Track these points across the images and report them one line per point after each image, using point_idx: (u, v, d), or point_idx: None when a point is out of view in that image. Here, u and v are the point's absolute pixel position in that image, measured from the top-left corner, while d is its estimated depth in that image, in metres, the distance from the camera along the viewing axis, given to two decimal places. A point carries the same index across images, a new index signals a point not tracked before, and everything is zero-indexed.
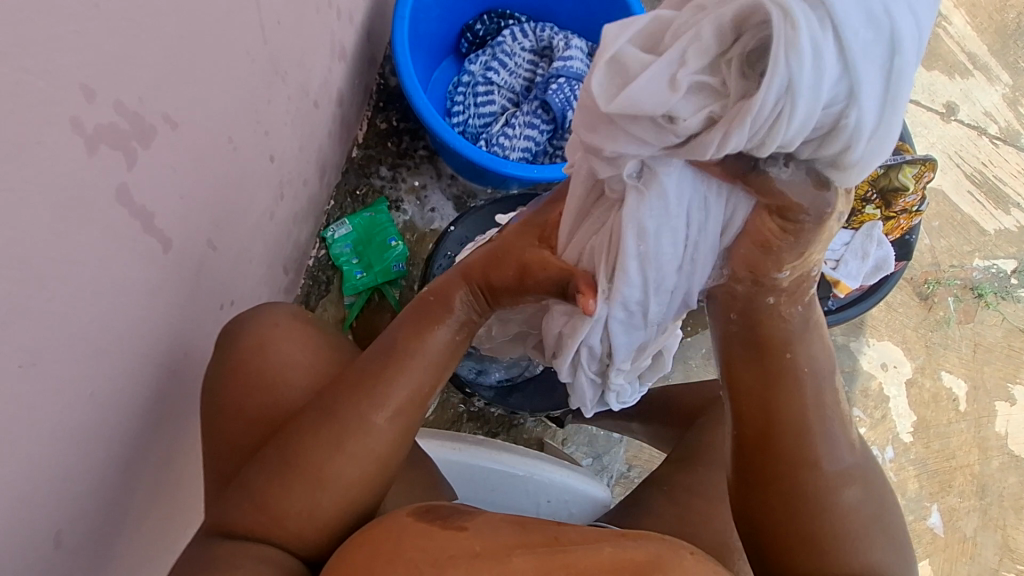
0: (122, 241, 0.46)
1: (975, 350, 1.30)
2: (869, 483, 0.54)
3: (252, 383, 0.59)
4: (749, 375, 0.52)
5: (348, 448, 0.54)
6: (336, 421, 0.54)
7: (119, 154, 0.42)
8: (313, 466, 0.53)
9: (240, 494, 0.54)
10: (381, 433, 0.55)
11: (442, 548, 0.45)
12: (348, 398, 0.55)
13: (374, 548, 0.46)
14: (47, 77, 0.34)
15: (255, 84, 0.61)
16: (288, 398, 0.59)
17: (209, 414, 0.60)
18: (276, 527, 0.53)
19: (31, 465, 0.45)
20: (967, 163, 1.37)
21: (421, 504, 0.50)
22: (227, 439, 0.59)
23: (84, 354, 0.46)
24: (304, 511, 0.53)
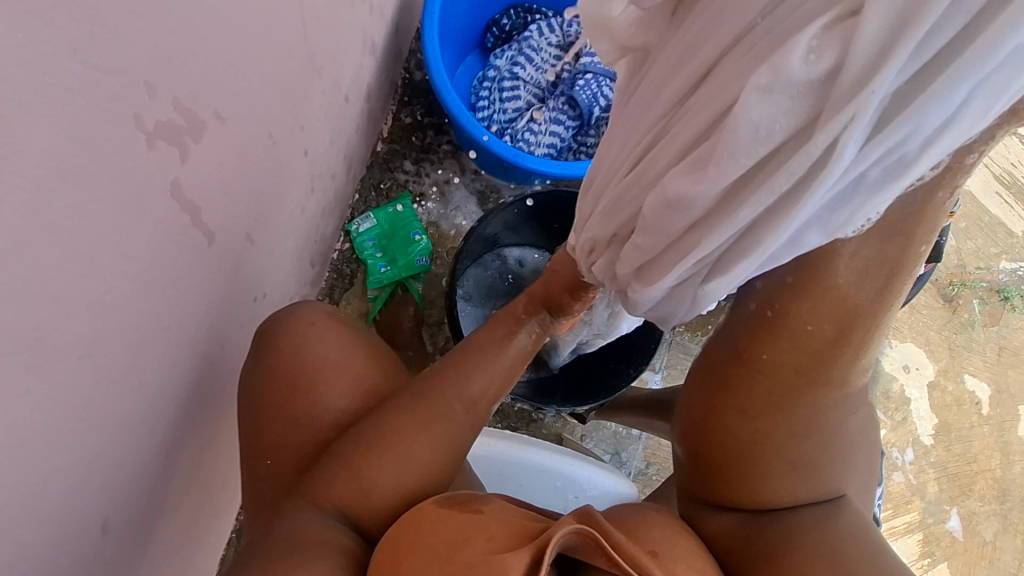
0: (173, 235, 0.46)
1: (1000, 354, 1.28)
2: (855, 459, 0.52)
3: (299, 371, 0.58)
4: (851, 279, 0.42)
5: (435, 428, 0.55)
6: (425, 403, 0.56)
7: (173, 149, 0.42)
8: (400, 442, 0.54)
9: (331, 473, 0.53)
10: (463, 415, 0.57)
11: (458, 531, 0.44)
12: (432, 388, 0.57)
13: (398, 538, 0.46)
14: (115, 75, 0.35)
15: (294, 79, 0.61)
16: (336, 396, 0.58)
17: (252, 411, 0.59)
18: (365, 503, 0.52)
19: (83, 453, 0.45)
20: (996, 163, 1.35)
21: (443, 493, 0.50)
22: (275, 439, 0.58)
23: (134, 346, 0.47)
24: (390, 486, 0.53)
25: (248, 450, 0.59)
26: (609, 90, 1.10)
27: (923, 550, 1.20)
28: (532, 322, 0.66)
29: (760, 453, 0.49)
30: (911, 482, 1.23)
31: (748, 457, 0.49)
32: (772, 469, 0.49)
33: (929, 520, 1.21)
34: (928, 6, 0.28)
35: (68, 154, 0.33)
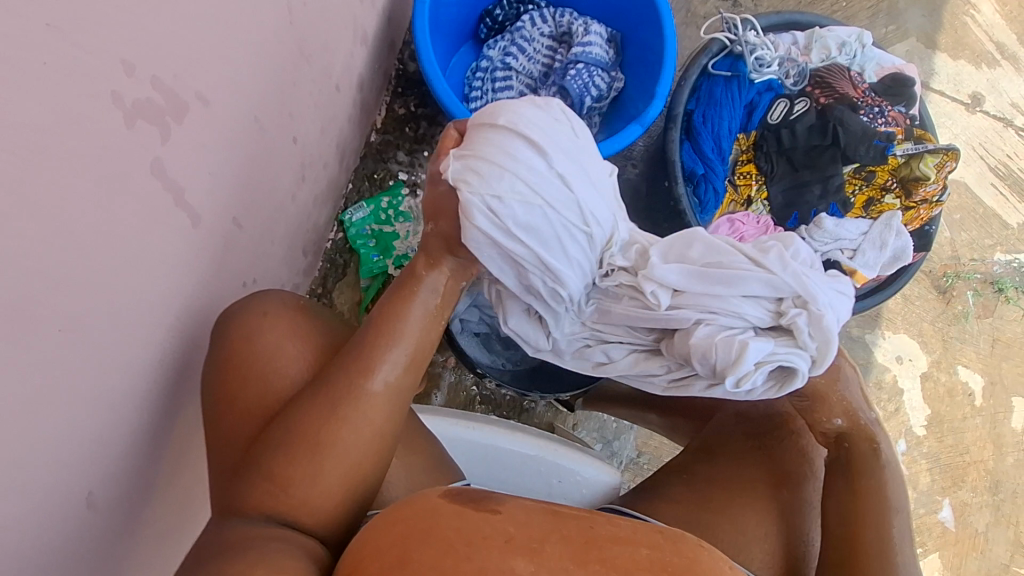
0: (156, 214, 0.47)
1: (993, 346, 1.29)
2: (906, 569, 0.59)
3: (244, 371, 0.61)
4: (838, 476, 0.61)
5: (340, 421, 0.56)
6: (328, 396, 0.56)
7: (154, 128, 0.43)
8: (310, 441, 0.55)
9: (253, 475, 0.56)
10: (371, 399, 0.57)
11: (474, 530, 0.47)
12: (343, 375, 0.57)
13: (408, 526, 0.47)
14: (93, 52, 0.36)
15: (281, 65, 0.62)
16: (278, 385, 0.60)
17: (210, 400, 0.62)
18: (288, 502, 0.55)
19: (68, 426, 0.47)
20: (991, 155, 1.35)
21: (452, 486, 0.51)
22: (228, 428, 0.61)
23: (117, 323, 0.48)
24: (307, 478, 0.55)
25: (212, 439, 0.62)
26: (601, 81, 1.10)
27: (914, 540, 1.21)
28: (435, 278, 0.60)
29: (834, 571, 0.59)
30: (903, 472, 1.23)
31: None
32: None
33: (920, 510, 1.22)
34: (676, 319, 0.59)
35: (46, 128, 0.34)
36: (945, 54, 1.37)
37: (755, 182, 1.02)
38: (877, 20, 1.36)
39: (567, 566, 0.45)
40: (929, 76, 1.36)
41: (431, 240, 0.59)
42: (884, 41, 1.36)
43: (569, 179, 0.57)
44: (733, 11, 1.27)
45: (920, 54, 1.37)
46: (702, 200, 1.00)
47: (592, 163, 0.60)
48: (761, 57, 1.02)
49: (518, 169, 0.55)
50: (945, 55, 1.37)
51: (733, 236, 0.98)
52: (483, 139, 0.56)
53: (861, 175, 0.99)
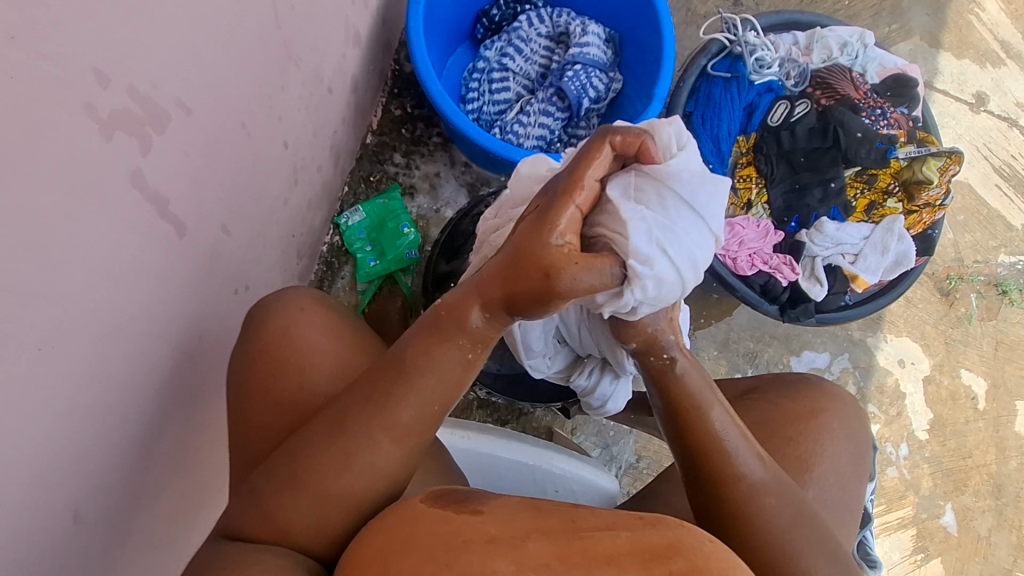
0: (137, 226, 0.46)
1: (997, 348, 1.27)
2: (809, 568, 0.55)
3: (279, 365, 0.60)
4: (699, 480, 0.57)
5: (352, 466, 0.53)
6: (344, 440, 0.53)
7: (133, 139, 0.42)
8: (316, 480, 0.53)
9: (253, 502, 0.55)
10: (384, 450, 0.54)
11: (456, 531, 0.45)
12: (363, 416, 0.54)
13: (388, 537, 0.46)
14: (62, 62, 0.34)
15: (268, 69, 0.61)
16: (313, 387, 0.60)
17: (237, 397, 0.61)
18: (285, 536, 0.53)
19: (48, 443, 0.46)
20: (996, 155, 1.33)
21: (435, 492, 0.51)
22: (250, 433, 0.60)
23: (99, 337, 0.47)
24: (311, 524, 0.53)
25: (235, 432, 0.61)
26: (598, 81, 1.08)
27: (916, 545, 1.20)
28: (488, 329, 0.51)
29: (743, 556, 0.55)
30: (905, 477, 1.22)
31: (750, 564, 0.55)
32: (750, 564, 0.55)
33: (923, 515, 1.21)
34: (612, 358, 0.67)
35: (14, 141, 0.33)
36: (949, 53, 1.35)
37: (755, 185, 1.00)
38: (880, 18, 1.34)
39: (548, 562, 0.41)
40: (933, 75, 1.34)
41: (502, 288, 0.49)
42: (887, 40, 1.34)
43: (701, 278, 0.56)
44: (733, 10, 1.25)
45: (924, 53, 1.35)
46: None
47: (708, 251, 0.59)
48: (761, 58, 1.01)
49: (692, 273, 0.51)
50: (949, 54, 1.35)
51: (733, 240, 0.97)
52: (674, 217, 0.49)
53: (862, 178, 0.98)
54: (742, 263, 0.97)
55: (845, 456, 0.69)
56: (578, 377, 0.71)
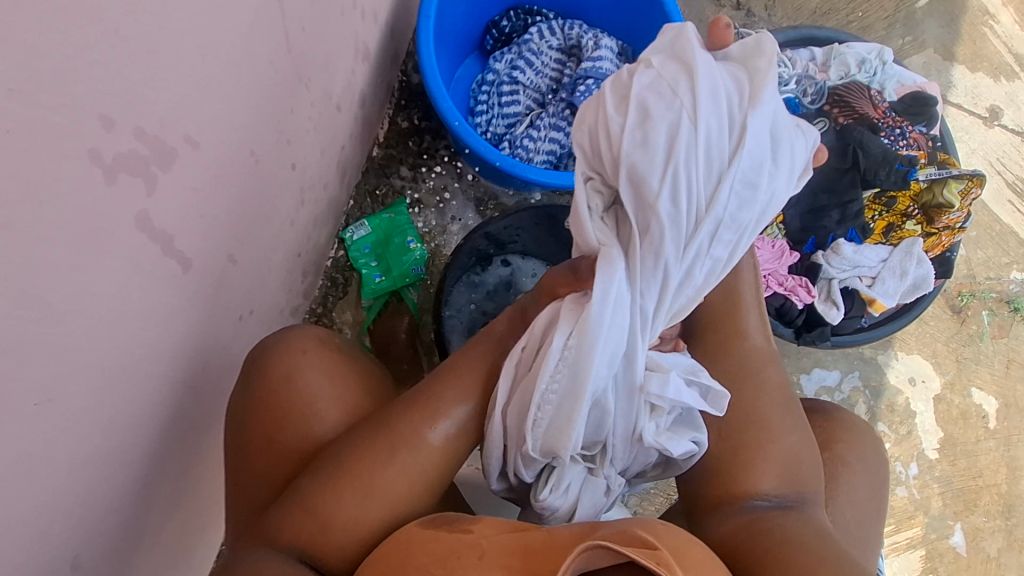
0: (140, 266, 0.44)
1: (1009, 366, 1.26)
2: (802, 447, 0.59)
3: (284, 404, 0.58)
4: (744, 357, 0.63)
5: (399, 466, 0.53)
6: (391, 439, 0.54)
7: (139, 180, 0.40)
8: (366, 479, 0.52)
9: (292, 499, 0.53)
10: (430, 450, 0.54)
11: (449, 550, 0.44)
12: (410, 412, 0.55)
13: (387, 562, 0.46)
14: (64, 111, 0.32)
15: (278, 94, 0.59)
16: (319, 426, 0.57)
17: (242, 434, 0.59)
18: (323, 536, 0.51)
19: (46, 496, 0.43)
20: (1009, 170, 1.31)
21: (429, 516, 0.51)
22: (262, 456, 0.58)
23: (100, 385, 0.44)
24: (350, 521, 0.51)
25: (237, 475, 0.59)
26: None
27: (926, 566, 1.18)
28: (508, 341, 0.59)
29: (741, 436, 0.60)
30: (914, 497, 1.20)
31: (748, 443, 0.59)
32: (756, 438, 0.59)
33: (932, 536, 1.19)
34: (627, 406, 0.54)
35: (12, 197, 0.31)
36: (963, 67, 1.33)
37: None
38: (894, 31, 1.32)
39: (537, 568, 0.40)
40: (947, 89, 1.32)
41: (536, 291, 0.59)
42: (900, 52, 1.32)
43: (738, 147, 0.52)
44: (747, 21, 1.23)
45: (937, 66, 1.33)
46: None
47: (781, 175, 0.53)
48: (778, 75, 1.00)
49: (705, 99, 0.52)
50: (963, 68, 1.33)
51: None
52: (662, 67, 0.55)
53: (881, 201, 0.95)
54: None
55: (864, 492, 0.67)
56: (556, 494, 0.55)
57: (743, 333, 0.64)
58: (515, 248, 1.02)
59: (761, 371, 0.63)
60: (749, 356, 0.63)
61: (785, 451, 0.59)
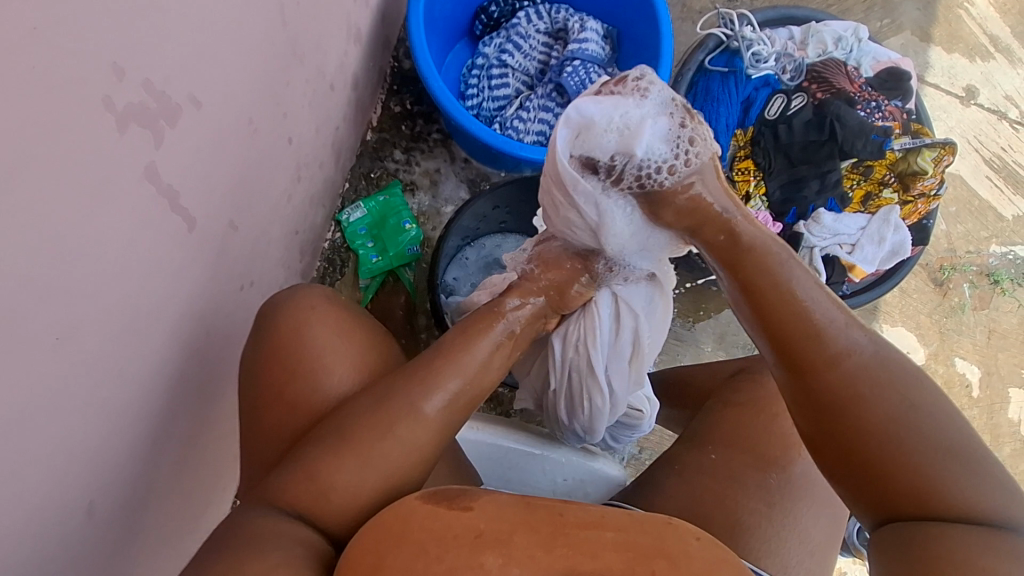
0: (148, 218, 0.46)
1: (990, 337, 1.29)
2: (937, 470, 0.48)
3: (292, 364, 0.60)
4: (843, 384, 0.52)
5: (397, 435, 0.55)
6: (388, 409, 0.56)
7: (148, 133, 0.43)
8: (364, 448, 0.54)
9: (292, 466, 0.54)
10: (425, 421, 0.56)
11: (447, 528, 0.43)
12: (408, 384, 0.57)
13: (382, 531, 0.44)
14: (82, 56, 0.35)
15: (275, 66, 0.61)
16: (326, 385, 0.60)
17: (252, 394, 0.61)
18: (322, 501, 0.52)
19: (63, 438, 0.46)
20: (986, 147, 1.35)
21: (429, 486, 0.48)
22: (269, 421, 0.60)
23: (112, 333, 0.47)
24: (350, 489, 0.53)
25: (250, 433, 0.62)
26: (597, 77, 1.09)
27: None
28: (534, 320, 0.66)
29: (854, 477, 0.51)
30: None
31: (865, 485, 0.50)
32: (867, 481, 0.50)
33: None
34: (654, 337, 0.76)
35: (35, 134, 0.33)
36: (939, 48, 1.37)
37: (752, 178, 1.02)
38: (872, 14, 1.36)
39: (535, 553, 0.42)
40: (924, 69, 1.36)
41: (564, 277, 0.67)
42: (879, 34, 1.36)
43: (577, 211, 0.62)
44: (728, 6, 1.26)
45: (914, 48, 1.37)
46: None
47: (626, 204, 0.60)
48: (757, 53, 1.03)
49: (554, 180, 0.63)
50: (939, 49, 1.37)
51: None
52: None
53: (859, 170, 0.99)
54: None
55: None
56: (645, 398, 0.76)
57: (827, 358, 0.52)
58: (500, 228, 1.07)
59: (858, 395, 0.51)
60: (838, 382, 0.52)
61: (908, 486, 0.49)
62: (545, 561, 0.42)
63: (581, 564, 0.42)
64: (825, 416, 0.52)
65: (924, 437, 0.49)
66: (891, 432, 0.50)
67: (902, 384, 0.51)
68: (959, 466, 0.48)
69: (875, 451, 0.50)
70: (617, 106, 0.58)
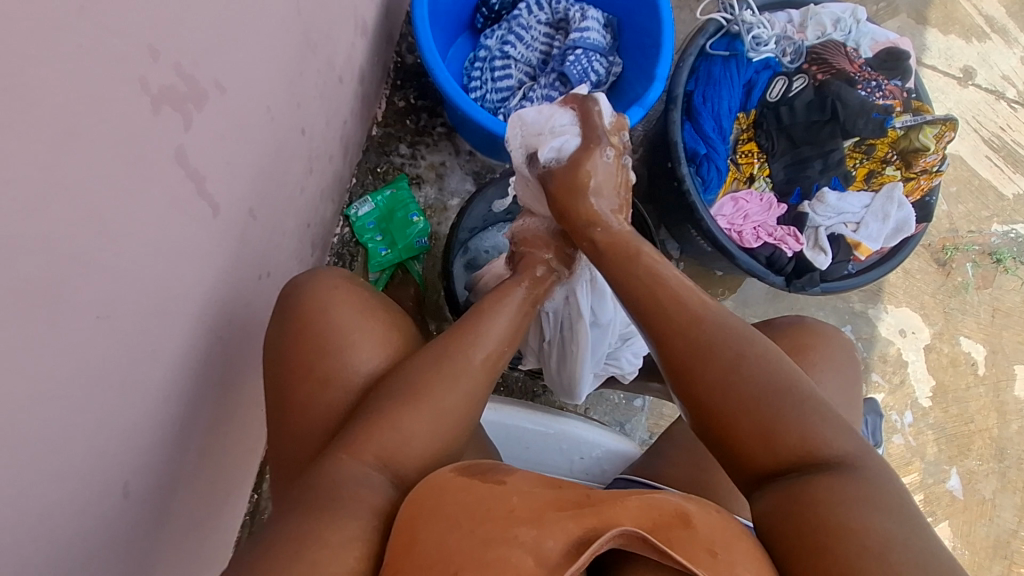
0: (178, 199, 0.48)
1: (994, 315, 1.31)
2: (802, 425, 0.51)
3: (323, 339, 0.61)
4: (702, 349, 0.55)
5: (458, 384, 0.57)
6: (445, 363, 0.58)
7: (177, 115, 0.45)
8: (433, 399, 0.55)
9: (363, 427, 0.54)
10: (478, 369, 0.58)
11: (479, 502, 0.42)
12: (452, 343, 0.59)
13: (420, 505, 0.45)
14: (120, 37, 0.37)
15: (290, 56, 0.63)
16: (359, 361, 0.61)
17: (288, 377, 0.61)
18: (405, 450, 0.53)
19: (102, 415, 0.47)
20: (984, 127, 1.36)
21: (463, 462, 0.49)
22: (302, 401, 0.60)
23: (146, 312, 0.48)
24: (427, 436, 0.54)
25: (283, 415, 0.61)
26: (599, 65, 1.11)
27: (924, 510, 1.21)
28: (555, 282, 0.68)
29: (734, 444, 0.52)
30: (910, 444, 1.24)
31: (746, 449, 0.51)
32: (744, 446, 0.51)
33: (929, 480, 1.23)
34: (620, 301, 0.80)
35: (79, 110, 0.35)
36: (936, 30, 1.38)
37: (756, 160, 1.04)
38: None
39: (568, 527, 0.40)
40: (921, 51, 1.37)
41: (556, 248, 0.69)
42: (876, 18, 1.37)
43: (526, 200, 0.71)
44: None
45: (911, 30, 1.38)
46: (705, 179, 1.00)
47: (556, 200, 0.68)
48: (757, 36, 1.02)
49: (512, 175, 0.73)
50: (936, 30, 1.38)
51: (737, 215, 1.01)
52: None
53: (861, 149, 1.01)
54: (747, 235, 1.01)
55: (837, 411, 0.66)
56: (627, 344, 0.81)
57: (688, 326, 0.56)
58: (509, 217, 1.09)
59: (716, 360, 0.54)
60: (701, 350, 0.55)
61: (771, 439, 0.51)
62: (580, 537, 0.40)
63: (617, 535, 0.39)
64: (690, 385, 0.54)
65: (774, 394, 0.52)
66: (750, 393, 0.52)
67: (754, 349, 0.54)
68: (819, 422, 0.51)
69: (740, 413, 0.52)
70: (551, 115, 0.66)
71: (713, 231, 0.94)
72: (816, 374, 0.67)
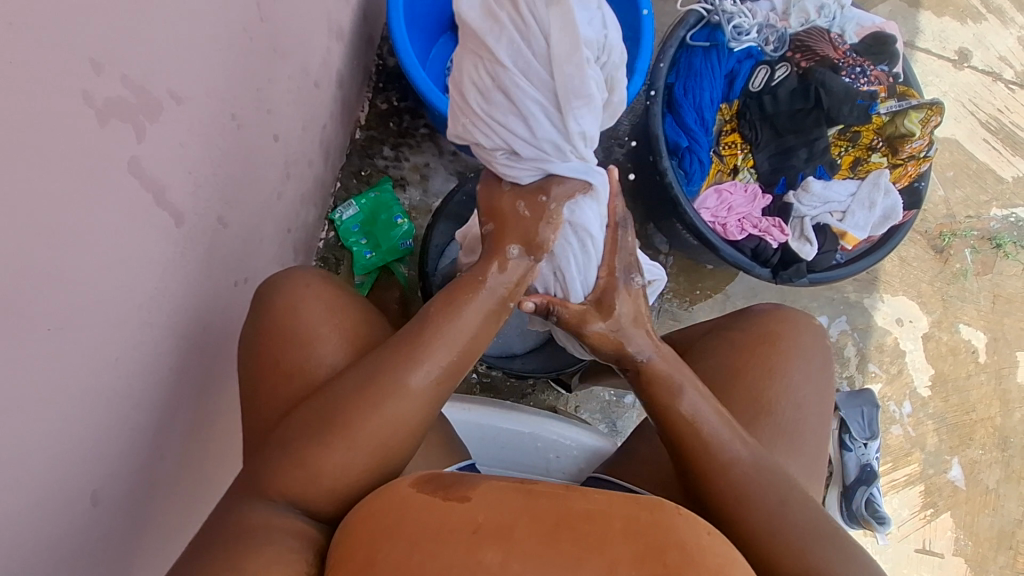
0: (135, 212, 0.48)
1: (994, 302, 1.28)
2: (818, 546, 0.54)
3: (287, 336, 0.62)
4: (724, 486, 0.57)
5: (384, 411, 0.56)
6: (377, 383, 0.56)
7: (128, 126, 0.45)
8: (348, 429, 0.55)
9: (279, 453, 0.55)
10: (411, 392, 0.57)
11: (442, 522, 0.42)
12: (393, 359, 0.58)
13: (378, 521, 0.44)
14: (60, 54, 0.37)
15: (256, 63, 0.63)
16: (315, 365, 0.61)
17: (252, 382, 0.62)
18: (312, 485, 0.54)
19: (66, 426, 0.48)
20: (981, 110, 1.34)
21: (423, 474, 0.48)
22: (267, 399, 0.61)
23: (106, 324, 0.49)
24: (339, 468, 0.54)
25: (249, 410, 0.63)
26: None
27: (925, 501, 1.20)
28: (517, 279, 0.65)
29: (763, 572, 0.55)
30: (909, 434, 1.22)
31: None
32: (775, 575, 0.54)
33: (929, 471, 1.21)
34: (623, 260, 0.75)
35: (20, 127, 0.36)
36: (929, 12, 1.36)
37: (739, 151, 1.03)
38: None
39: (537, 548, 0.40)
40: (914, 35, 1.35)
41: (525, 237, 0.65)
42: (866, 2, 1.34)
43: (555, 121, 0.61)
44: None
45: (903, 13, 1.35)
46: (687, 172, 0.99)
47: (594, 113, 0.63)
48: (739, 26, 1.01)
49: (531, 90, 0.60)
50: (929, 13, 1.36)
51: (721, 207, 1.00)
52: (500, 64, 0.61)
53: (846, 136, 1.00)
54: (730, 227, 1.00)
55: (812, 404, 0.66)
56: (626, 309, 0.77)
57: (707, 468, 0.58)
58: None
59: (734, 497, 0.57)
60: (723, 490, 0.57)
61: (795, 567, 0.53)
62: (548, 555, 0.40)
63: (585, 556, 0.39)
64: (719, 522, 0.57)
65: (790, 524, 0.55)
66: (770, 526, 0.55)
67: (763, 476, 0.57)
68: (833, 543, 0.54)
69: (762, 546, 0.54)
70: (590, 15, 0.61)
71: (695, 223, 0.92)
72: (789, 367, 0.66)
